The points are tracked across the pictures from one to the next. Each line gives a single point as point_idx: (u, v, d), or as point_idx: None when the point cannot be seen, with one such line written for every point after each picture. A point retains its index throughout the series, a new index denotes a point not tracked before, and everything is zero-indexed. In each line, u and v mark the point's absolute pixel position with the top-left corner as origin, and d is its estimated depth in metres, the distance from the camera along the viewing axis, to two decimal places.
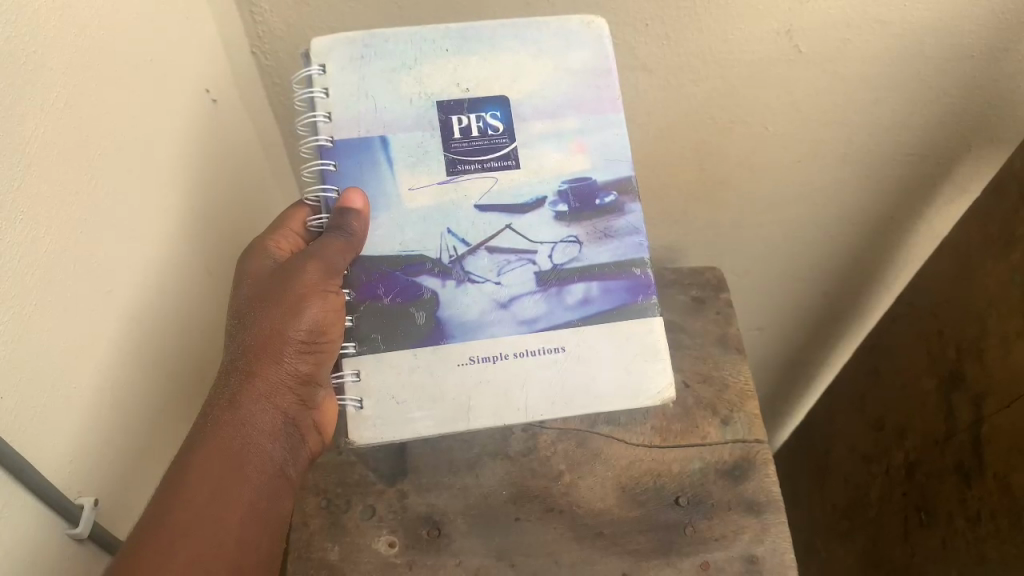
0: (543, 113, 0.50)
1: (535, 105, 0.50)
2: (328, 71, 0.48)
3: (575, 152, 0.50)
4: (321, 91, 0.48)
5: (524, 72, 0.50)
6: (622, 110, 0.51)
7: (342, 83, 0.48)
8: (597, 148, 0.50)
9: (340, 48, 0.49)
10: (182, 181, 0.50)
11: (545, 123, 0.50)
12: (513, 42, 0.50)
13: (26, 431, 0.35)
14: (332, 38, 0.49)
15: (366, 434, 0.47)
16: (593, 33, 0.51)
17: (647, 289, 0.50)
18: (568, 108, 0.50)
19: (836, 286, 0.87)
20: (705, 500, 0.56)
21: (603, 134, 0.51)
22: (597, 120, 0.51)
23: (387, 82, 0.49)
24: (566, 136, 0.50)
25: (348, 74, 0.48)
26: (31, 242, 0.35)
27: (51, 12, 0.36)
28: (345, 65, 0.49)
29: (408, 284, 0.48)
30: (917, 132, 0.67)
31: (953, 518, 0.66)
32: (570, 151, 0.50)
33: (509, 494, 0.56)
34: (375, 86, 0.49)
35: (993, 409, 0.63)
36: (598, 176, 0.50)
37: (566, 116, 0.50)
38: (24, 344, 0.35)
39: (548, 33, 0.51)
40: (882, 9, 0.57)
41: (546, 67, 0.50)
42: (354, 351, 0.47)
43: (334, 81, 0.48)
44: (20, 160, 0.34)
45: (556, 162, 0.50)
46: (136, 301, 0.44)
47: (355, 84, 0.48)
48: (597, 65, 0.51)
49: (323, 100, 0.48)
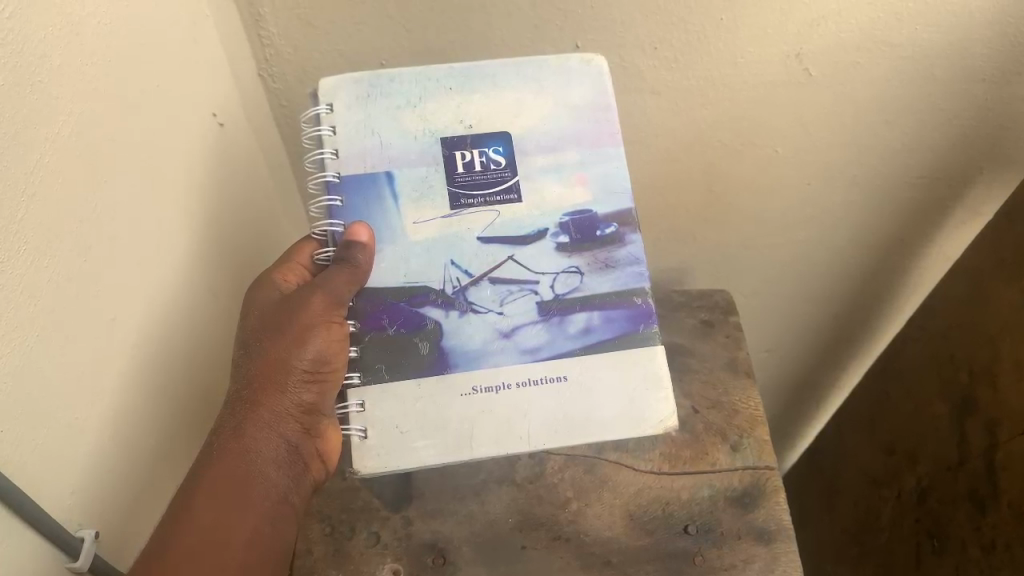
0: (543, 147, 0.50)
1: (537, 140, 0.50)
2: (336, 109, 0.48)
3: (575, 185, 0.50)
4: (329, 129, 0.48)
5: (524, 108, 0.50)
6: (622, 143, 0.51)
7: (349, 120, 0.48)
8: (596, 181, 0.50)
9: (347, 87, 0.49)
10: (189, 206, 0.49)
11: (546, 158, 0.50)
12: (514, 80, 0.50)
13: (29, 465, 0.34)
14: (338, 77, 0.49)
15: (370, 463, 0.46)
16: (592, 70, 0.52)
17: (648, 318, 0.49)
18: (568, 143, 0.50)
19: (846, 309, 0.86)
20: (715, 528, 0.55)
21: (602, 168, 0.50)
22: (596, 154, 0.51)
23: (391, 119, 0.49)
24: (566, 169, 0.50)
25: (354, 112, 0.48)
26: (36, 271, 0.35)
27: (57, 38, 0.36)
28: (351, 103, 0.49)
29: (413, 314, 0.47)
30: (928, 155, 0.67)
31: (966, 547, 0.65)
32: (569, 184, 0.50)
33: (516, 521, 0.55)
34: (381, 123, 0.49)
35: (1006, 436, 0.62)
36: (598, 209, 0.50)
37: (566, 151, 0.50)
38: (29, 375, 0.34)
39: (548, 67, 0.51)
40: (893, 31, 0.56)
41: (547, 102, 0.50)
42: (358, 381, 0.46)
43: (341, 119, 0.48)
44: (25, 187, 0.34)
45: (557, 196, 0.49)
46: (142, 328, 0.44)
47: (362, 122, 0.48)
48: (595, 100, 0.51)
49: (330, 138, 0.48)
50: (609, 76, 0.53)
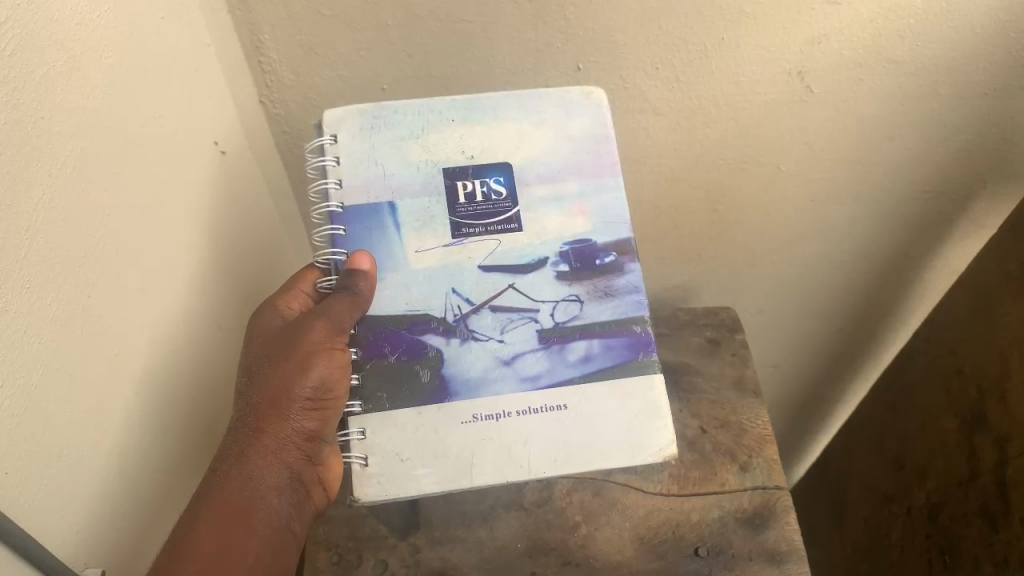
0: (543, 177, 0.50)
1: (538, 171, 0.50)
2: (339, 139, 0.48)
3: (575, 215, 0.50)
4: (333, 159, 0.48)
5: (525, 139, 0.50)
6: (621, 175, 0.51)
7: (352, 151, 0.48)
8: (596, 211, 0.50)
9: (351, 118, 0.49)
10: (193, 236, 0.49)
11: (546, 188, 0.50)
12: (515, 111, 0.50)
13: (34, 507, 0.34)
14: (342, 108, 0.49)
15: (370, 490, 0.45)
16: (592, 103, 0.52)
17: (647, 347, 0.49)
18: (569, 173, 0.50)
19: (851, 324, 0.86)
20: (725, 550, 0.55)
21: (603, 199, 0.50)
22: (596, 185, 0.51)
23: (394, 150, 0.49)
24: (567, 200, 0.50)
25: (358, 143, 0.48)
26: (39, 309, 0.34)
27: (61, 76, 0.36)
28: (356, 135, 0.49)
29: (415, 342, 0.47)
30: (932, 171, 0.67)
31: (978, 564, 0.65)
32: (570, 213, 0.50)
33: (524, 546, 0.55)
34: (384, 154, 0.48)
35: (1015, 452, 0.61)
36: (597, 238, 0.50)
37: (566, 181, 0.50)
38: (34, 416, 0.34)
39: (549, 99, 0.51)
40: (895, 48, 0.56)
41: (548, 133, 0.50)
42: (359, 409, 0.46)
43: (345, 149, 0.48)
44: (28, 227, 0.33)
45: (557, 225, 0.49)
46: (146, 362, 0.43)
47: (366, 152, 0.48)
48: (595, 132, 0.51)
49: (334, 168, 0.48)
50: (609, 109, 0.53)
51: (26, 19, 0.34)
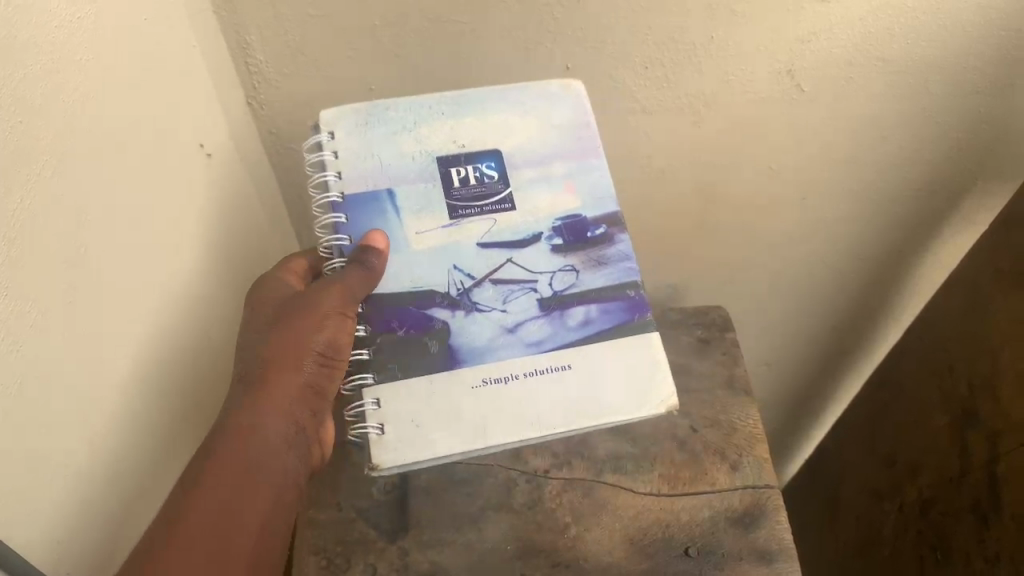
0: (531, 161, 0.50)
1: (526, 156, 0.50)
2: (337, 136, 0.48)
3: (565, 192, 0.50)
4: (331, 154, 0.48)
5: (508, 129, 0.50)
6: (604, 155, 0.51)
7: (348, 147, 0.48)
8: (585, 190, 0.50)
9: (346, 116, 0.49)
10: (178, 238, 0.49)
11: (535, 170, 0.50)
12: (498, 103, 0.51)
13: (14, 516, 0.34)
14: (338, 108, 0.49)
15: (387, 459, 0.44)
16: (571, 95, 0.52)
17: (644, 308, 0.48)
18: (555, 157, 0.50)
19: (844, 323, 0.86)
20: (716, 551, 0.55)
21: (590, 178, 0.50)
22: (581, 166, 0.51)
23: (390, 143, 0.49)
24: (555, 178, 0.50)
25: (353, 138, 0.48)
26: (19, 315, 0.34)
27: (42, 79, 0.36)
28: (352, 131, 0.49)
29: (422, 316, 0.46)
30: (924, 169, 0.66)
31: (971, 560, 0.65)
32: (562, 190, 0.50)
33: (515, 548, 0.55)
34: (381, 147, 0.49)
35: (1007, 447, 0.61)
36: (587, 212, 0.49)
37: (552, 164, 0.50)
38: (13, 423, 0.33)
39: (529, 91, 0.52)
40: (886, 46, 0.56)
41: (532, 123, 0.51)
42: (372, 380, 0.45)
43: (342, 146, 0.48)
44: (7, 233, 0.33)
45: (547, 203, 0.49)
46: (127, 365, 0.43)
47: (361, 146, 0.48)
48: (573, 120, 0.52)
49: (332, 161, 0.48)
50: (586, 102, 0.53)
51: (7, 22, 0.33)
